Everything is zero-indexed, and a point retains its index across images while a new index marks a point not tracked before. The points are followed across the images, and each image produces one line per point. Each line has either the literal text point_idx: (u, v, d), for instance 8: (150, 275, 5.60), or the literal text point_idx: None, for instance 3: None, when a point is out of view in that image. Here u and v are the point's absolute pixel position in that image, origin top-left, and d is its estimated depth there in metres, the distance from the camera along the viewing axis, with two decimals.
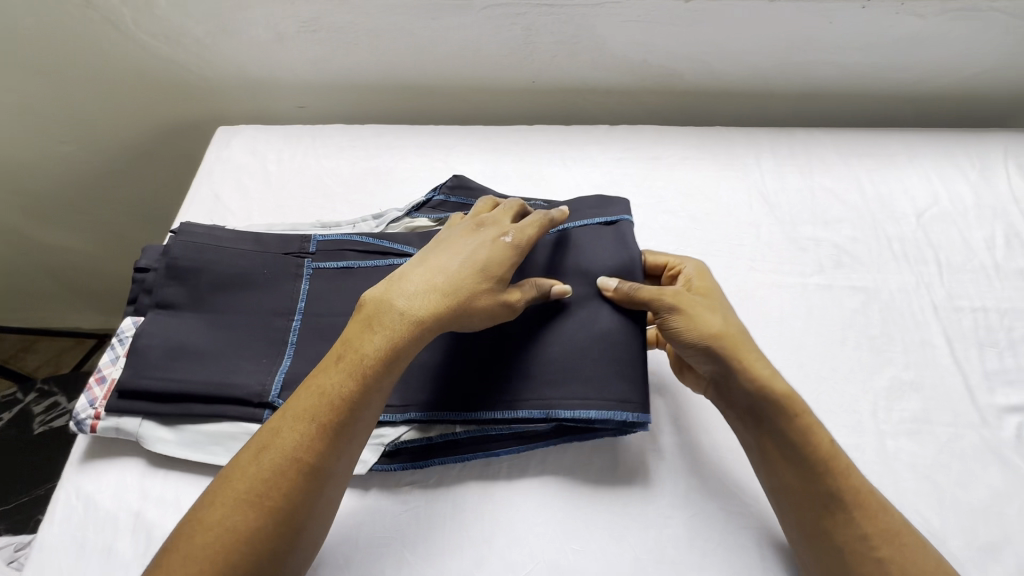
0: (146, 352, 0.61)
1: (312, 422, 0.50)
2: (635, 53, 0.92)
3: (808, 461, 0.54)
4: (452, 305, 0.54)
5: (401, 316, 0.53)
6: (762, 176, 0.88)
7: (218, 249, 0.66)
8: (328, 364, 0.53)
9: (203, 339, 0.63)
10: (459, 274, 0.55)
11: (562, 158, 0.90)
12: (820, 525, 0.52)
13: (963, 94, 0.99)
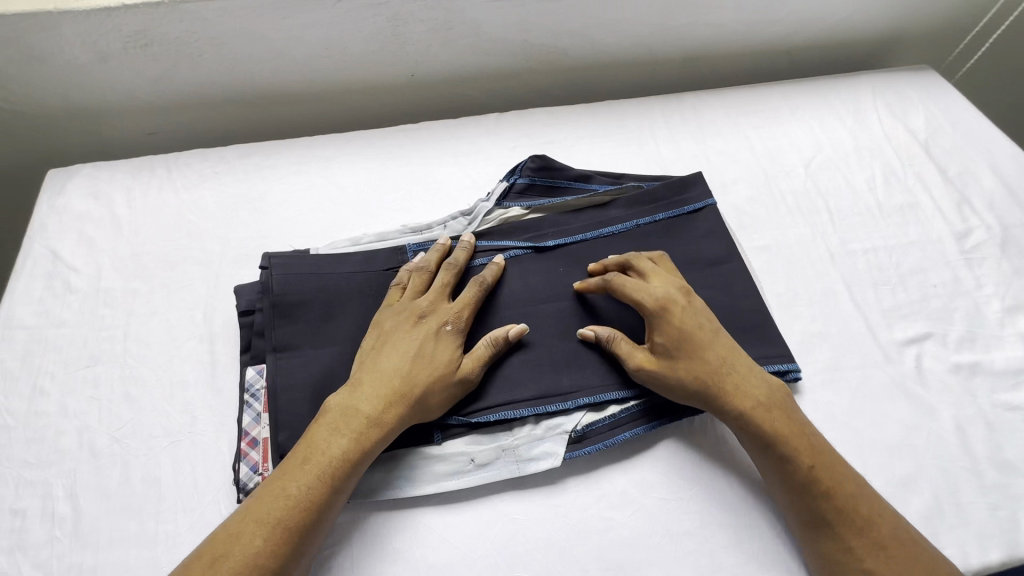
0: (291, 403, 0.59)
1: (274, 529, 0.49)
2: (513, 34, 0.87)
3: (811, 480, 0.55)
4: (408, 402, 0.56)
5: (367, 419, 0.55)
6: (658, 147, 0.87)
7: (320, 277, 0.65)
8: (291, 466, 0.53)
9: (344, 375, 0.61)
10: (406, 368, 0.57)
11: (454, 154, 0.84)
12: (820, 537, 0.54)
13: (831, 42, 1.03)
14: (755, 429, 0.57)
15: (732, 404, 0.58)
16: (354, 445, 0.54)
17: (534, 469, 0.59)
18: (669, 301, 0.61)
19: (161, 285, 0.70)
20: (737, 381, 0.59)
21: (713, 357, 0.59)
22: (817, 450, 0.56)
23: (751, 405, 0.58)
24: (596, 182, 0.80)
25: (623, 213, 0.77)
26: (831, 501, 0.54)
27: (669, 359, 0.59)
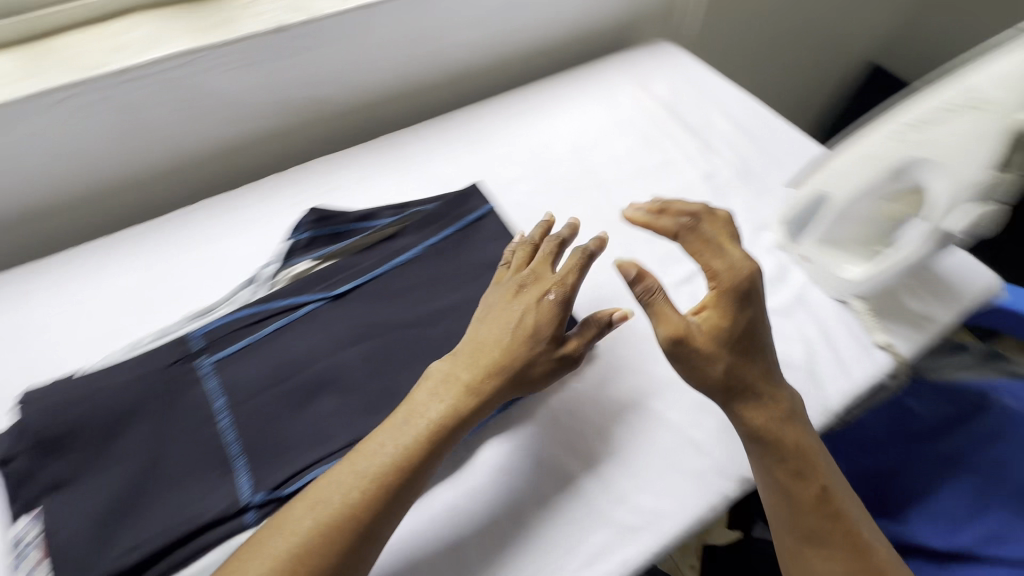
0: (76, 541, 0.55)
1: None
2: (265, 94, 0.87)
3: (820, 498, 0.60)
4: (441, 437, 0.57)
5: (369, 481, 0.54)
6: (438, 167, 0.91)
7: (88, 396, 0.61)
8: (297, 525, 0.51)
9: (138, 489, 0.58)
10: (455, 397, 0.59)
11: (234, 224, 0.82)
12: (805, 552, 0.59)
13: (575, 35, 1.14)
14: (751, 420, 0.61)
15: (758, 383, 0.61)
16: (376, 500, 0.53)
17: None
18: (750, 283, 0.61)
19: None
20: (769, 357, 0.62)
21: (765, 318, 0.63)
22: (795, 419, 0.61)
23: (773, 387, 0.62)
24: (382, 216, 0.82)
25: (411, 238, 0.80)
26: (829, 518, 0.59)
27: (727, 330, 0.60)
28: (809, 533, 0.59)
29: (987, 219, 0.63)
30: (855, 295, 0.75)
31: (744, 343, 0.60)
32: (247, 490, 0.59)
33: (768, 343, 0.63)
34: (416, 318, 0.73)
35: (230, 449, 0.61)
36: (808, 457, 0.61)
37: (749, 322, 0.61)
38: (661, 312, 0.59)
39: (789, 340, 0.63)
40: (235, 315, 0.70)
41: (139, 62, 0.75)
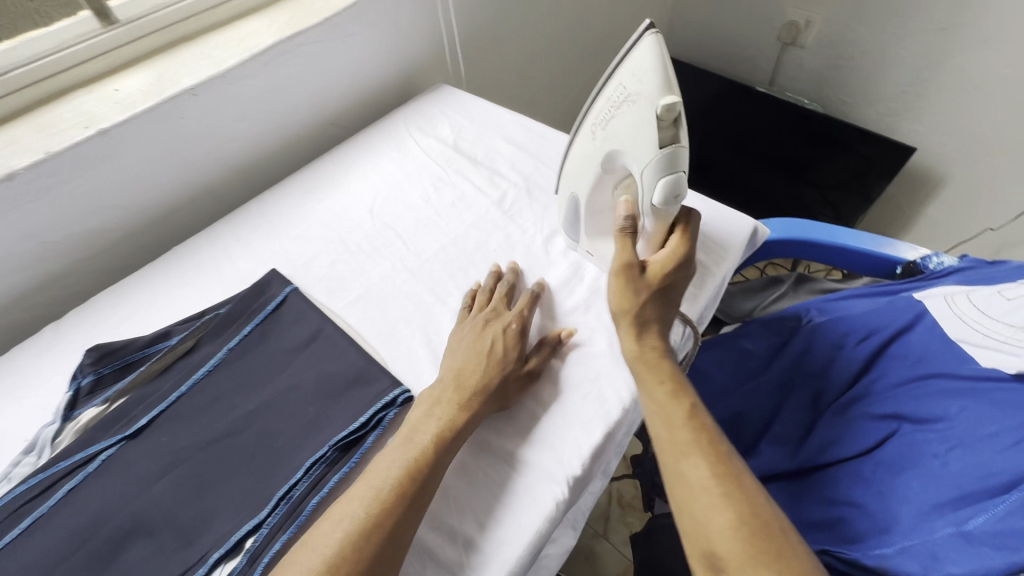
0: None
1: None
2: (16, 244, 0.81)
3: (685, 413, 0.63)
4: (421, 469, 0.60)
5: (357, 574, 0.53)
6: (234, 263, 0.90)
7: None
8: (326, 524, 0.57)
9: None
10: (441, 425, 0.64)
11: (8, 389, 0.75)
12: (677, 465, 0.60)
13: (356, 100, 1.17)
14: (643, 338, 0.70)
15: (648, 325, 0.71)
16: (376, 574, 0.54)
17: None
18: (686, 258, 0.74)
19: None
20: (675, 293, 0.74)
21: (667, 284, 0.72)
22: (660, 359, 0.69)
23: (652, 312, 0.71)
24: (176, 332, 0.79)
25: (211, 346, 0.77)
26: (692, 425, 0.61)
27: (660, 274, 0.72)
28: (677, 445, 0.60)
29: (678, 186, 0.69)
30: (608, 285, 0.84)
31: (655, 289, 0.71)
32: None
33: (666, 295, 0.72)
34: (226, 427, 0.70)
35: None
36: (671, 381, 0.66)
37: (670, 266, 0.72)
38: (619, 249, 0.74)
39: (676, 299, 0.74)
40: (14, 493, 0.63)
41: None
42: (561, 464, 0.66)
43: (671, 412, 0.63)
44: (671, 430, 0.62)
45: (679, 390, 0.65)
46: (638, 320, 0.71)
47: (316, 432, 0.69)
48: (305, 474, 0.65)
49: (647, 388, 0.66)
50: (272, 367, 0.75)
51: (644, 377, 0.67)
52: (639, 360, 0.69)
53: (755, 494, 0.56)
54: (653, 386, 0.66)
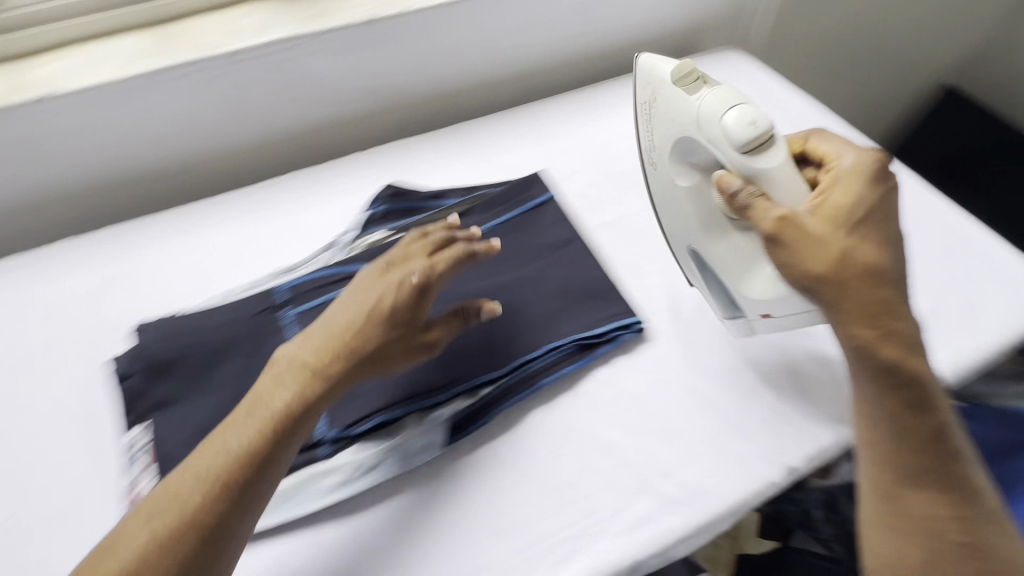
0: (175, 452, 0.63)
1: (215, 501, 0.50)
2: (352, 81, 0.94)
3: (928, 434, 0.53)
4: (364, 353, 0.58)
5: (196, 499, 0.49)
6: (506, 155, 0.96)
7: (192, 329, 0.70)
8: (282, 372, 0.56)
9: (226, 416, 0.65)
10: (325, 347, 0.57)
11: (318, 196, 0.90)
12: (893, 490, 0.54)
13: (646, 38, 1.16)
14: (841, 329, 0.53)
15: (844, 291, 0.52)
16: (224, 502, 0.50)
17: (417, 463, 0.63)
18: (878, 169, 0.57)
19: (39, 375, 0.71)
20: (862, 248, 0.53)
21: (813, 245, 0.52)
22: (909, 343, 0.53)
23: (853, 277, 0.52)
24: (451, 197, 0.88)
25: (479, 218, 0.84)
26: (932, 451, 0.53)
27: (823, 205, 0.55)
28: (896, 477, 0.54)
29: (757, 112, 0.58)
30: (767, 312, 0.65)
31: (834, 259, 0.52)
32: (325, 423, 0.63)
33: (847, 265, 0.52)
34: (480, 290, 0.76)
35: None
36: (918, 406, 0.53)
37: (875, 200, 0.55)
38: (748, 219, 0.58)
39: (877, 261, 0.52)
40: (317, 273, 0.77)
41: (252, 45, 0.83)
42: (782, 452, 0.65)
43: (911, 444, 0.53)
44: (895, 462, 0.54)
45: (921, 415, 0.53)
46: (846, 262, 0.52)
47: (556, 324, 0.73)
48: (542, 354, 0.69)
49: (884, 393, 0.53)
50: (527, 255, 0.81)
51: (870, 375, 0.53)
52: (869, 327, 0.52)
53: (989, 541, 0.52)
54: (880, 402, 0.54)
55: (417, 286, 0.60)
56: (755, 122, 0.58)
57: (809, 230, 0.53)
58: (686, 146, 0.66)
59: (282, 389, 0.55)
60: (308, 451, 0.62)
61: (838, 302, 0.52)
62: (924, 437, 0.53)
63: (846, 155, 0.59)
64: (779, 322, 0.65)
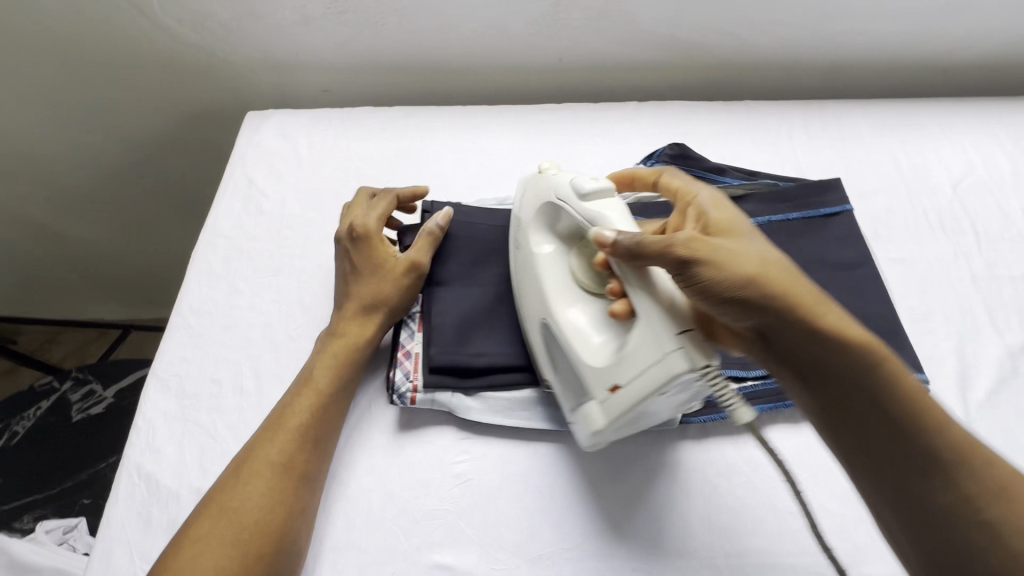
0: (443, 328, 0.65)
1: (321, 396, 0.59)
2: (663, 28, 0.90)
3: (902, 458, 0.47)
4: (389, 276, 0.65)
5: (343, 345, 0.62)
6: (795, 150, 0.87)
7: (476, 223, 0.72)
8: (356, 276, 0.66)
9: (489, 314, 0.67)
10: (359, 269, 0.66)
11: (591, 136, 0.89)
12: (896, 500, 0.47)
13: (1001, 61, 0.96)
14: (786, 345, 0.50)
15: (799, 318, 0.48)
16: (346, 368, 0.61)
17: (653, 426, 0.63)
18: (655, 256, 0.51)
19: (333, 217, 0.80)
20: (774, 267, 0.50)
21: (733, 257, 0.50)
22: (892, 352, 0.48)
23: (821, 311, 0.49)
24: (730, 175, 0.81)
25: (758, 208, 0.78)
26: (892, 464, 0.47)
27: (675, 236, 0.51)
28: (928, 537, 0.46)
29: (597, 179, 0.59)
30: (616, 384, 0.53)
31: (715, 269, 0.49)
32: None
33: (764, 276, 0.49)
34: None
35: None
36: (898, 438, 0.47)
37: (685, 247, 0.50)
38: (643, 268, 0.52)
39: (760, 269, 0.50)
40: None
41: None
42: None
43: (910, 484, 0.47)
44: (897, 508, 0.47)
45: (942, 442, 0.46)
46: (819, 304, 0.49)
47: None
48: None
49: (851, 423, 0.49)
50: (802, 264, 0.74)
51: (855, 407, 0.48)
52: (815, 344, 0.49)
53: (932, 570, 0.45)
54: (851, 435, 0.49)
55: (358, 231, 0.66)
56: (598, 179, 0.59)
57: (723, 261, 0.50)
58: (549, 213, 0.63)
59: (374, 281, 0.65)
60: None
61: (797, 321, 0.48)
62: (913, 470, 0.47)
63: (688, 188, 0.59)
64: (624, 401, 0.52)
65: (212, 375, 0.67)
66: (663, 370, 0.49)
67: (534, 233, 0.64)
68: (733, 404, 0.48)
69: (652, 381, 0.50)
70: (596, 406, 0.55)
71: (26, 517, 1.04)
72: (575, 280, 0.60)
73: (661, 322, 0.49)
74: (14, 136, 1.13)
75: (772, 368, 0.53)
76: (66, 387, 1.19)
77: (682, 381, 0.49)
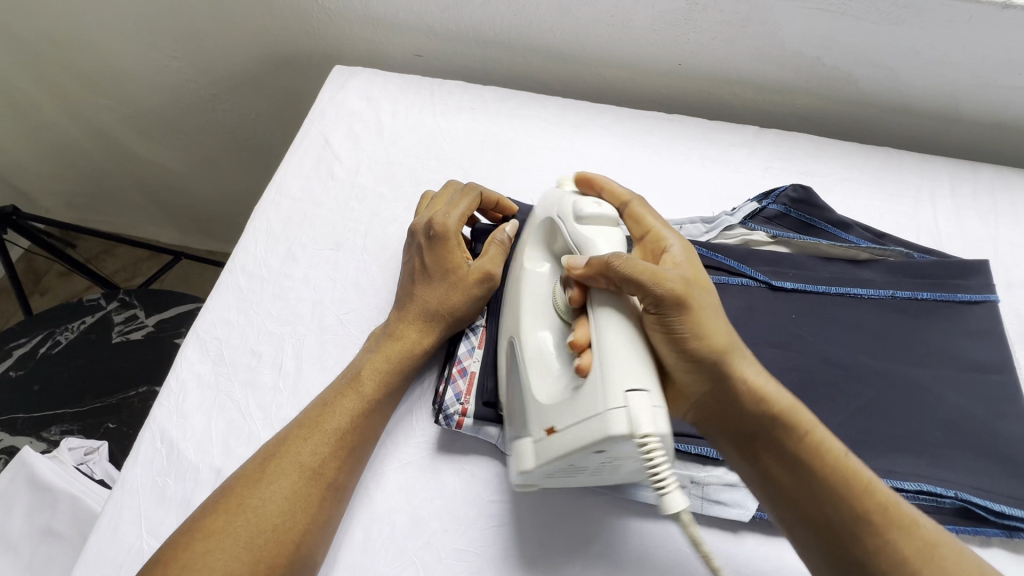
0: None
1: (366, 403, 0.53)
2: (810, 47, 0.79)
3: (837, 528, 0.45)
4: (460, 285, 0.58)
5: (401, 347, 0.57)
6: (936, 217, 0.75)
7: None
8: (422, 278, 0.59)
9: None
10: (422, 268, 0.60)
11: (700, 159, 0.79)
12: (849, 567, 0.44)
13: None
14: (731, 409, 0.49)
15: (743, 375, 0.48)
16: (393, 376, 0.55)
17: (719, 513, 0.54)
18: (633, 285, 0.48)
19: (405, 197, 0.74)
20: (722, 321, 0.50)
21: (709, 315, 0.49)
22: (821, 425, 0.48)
23: (753, 374, 0.49)
24: (855, 234, 0.70)
25: (885, 278, 0.67)
26: (838, 534, 0.45)
27: (659, 273, 0.48)
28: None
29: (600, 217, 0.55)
30: (552, 426, 0.47)
31: (679, 315, 0.48)
32: None
33: (720, 335, 0.49)
34: (856, 366, 0.61)
35: None
36: (836, 515, 0.45)
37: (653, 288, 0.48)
38: (604, 295, 0.50)
39: (726, 337, 0.49)
40: None
41: None
42: None
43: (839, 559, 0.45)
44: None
45: (885, 520, 0.44)
46: (763, 374, 0.49)
47: (935, 462, 0.56)
48: (913, 491, 0.55)
49: (789, 496, 0.47)
50: (931, 356, 0.62)
51: (798, 484, 0.46)
52: (759, 412, 0.48)
53: None
54: (789, 510, 0.47)
55: (437, 229, 0.59)
56: (601, 204, 0.56)
57: (693, 308, 0.48)
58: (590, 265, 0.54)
59: (444, 285, 0.59)
60: None
61: (738, 382, 0.48)
62: (845, 549, 0.44)
63: (646, 221, 0.56)
64: (557, 447, 0.46)
65: (252, 346, 0.63)
66: (602, 425, 0.43)
67: (530, 249, 0.60)
68: (665, 485, 0.43)
69: (588, 436, 0.44)
70: (530, 443, 0.49)
71: (54, 428, 1.05)
72: (552, 301, 0.55)
73: (615, 373, 0.44)
74: (103, 48, 1.11)
75: (715, 438, 0.52)
76: (113, 307, 1.19)
77: (616, 444, 0.43)
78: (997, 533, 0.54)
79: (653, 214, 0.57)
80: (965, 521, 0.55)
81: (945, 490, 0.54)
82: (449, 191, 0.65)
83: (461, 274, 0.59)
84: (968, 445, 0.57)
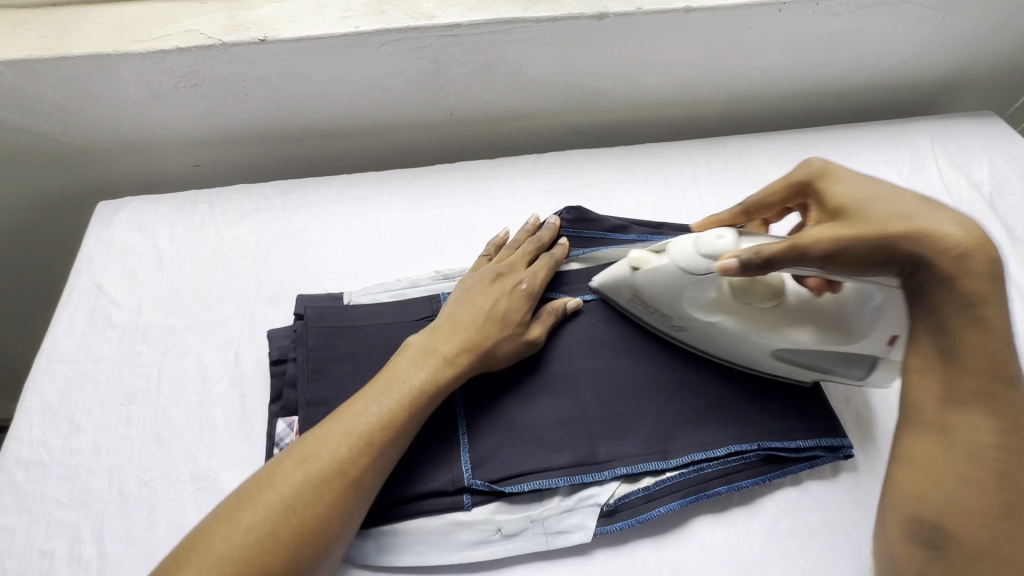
0: None
1: (318, 474, 0.49)
2: (554, 75, 0.85)
3: (963, 397, 0.46)
4: (483, 331, 0.60)
5: (420, 380, 0.55)
6: (700, 195, 0.84)
7: (353, 328, 0.64)
8: (455, 312, 0.62)
9: None
10: (466, 303, 0.62)
11: (488, 199, 0.83)
12: (956, 436, 0.45)
13: (891, 86, 0.96)
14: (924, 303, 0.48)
15: (961, 272, 0.46)
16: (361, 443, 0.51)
17: (565, 542, 0.56)
18: (840, 244, 0.50)
19: (197, 323, 0.70)
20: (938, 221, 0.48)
21: (886, 220, 0.49)
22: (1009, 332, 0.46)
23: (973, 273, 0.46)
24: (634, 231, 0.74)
25: None
26: (961, 403, 0.46)
27: (852, 225, 0.50)
28: (926, 467, 0.46)
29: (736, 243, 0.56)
30: (892, 338, 0.54)
31: (869, 249, 0.49)
32: (468, 471, 0.58)
33: (947, 246, 0.47)
34: (659, 353, 0.65)
35: (458, 432, 0.59)
36: (971, 393, 0.45)
37: (875, 234, 0.49)
38: (790, 262, 0.52)
39: (880, 233, 0.48)
40: None
41: (467, 21, 0.77)
42: None
43: (920, 411, 0.47)
44: (930, 429, 0.47)
45: (1011, 409, 0.45)
46: (982, 273, 0.46)
47: (740, 421, 0.61)
48: (724, 456, 0.59)
49: (917, 350, 0.49)
50: None
51: (950, 357, 0.46)
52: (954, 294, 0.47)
53: (963, 502, 0.44)
54: (932, 377, 0.47)
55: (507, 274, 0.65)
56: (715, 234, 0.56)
57: (876, 228, 0.49)
58: (662, 295, 0.61)
59: (487, 315, 0.61)
60: (454, 496, 0.57)
61: (956, 274, 0.46)
62: (950, 420, 0.46)
63: (809, 176, 0.58)
64: None
65: (41, 545, 0.56)
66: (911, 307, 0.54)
67: (640, 285, 0.62)
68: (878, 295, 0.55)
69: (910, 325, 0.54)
70: (889, 365, 0.57)
71: None
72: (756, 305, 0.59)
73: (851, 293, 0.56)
74: None
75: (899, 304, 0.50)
76: None
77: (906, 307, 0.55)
78: (804, 466, 0.60)
79: (810, 165, 0.59)
80: (774, 465, 0.60)
81: (750, 445, 0.59)
82: (486, 254, 0.71)
83: (462, 322, 0.60)
84: (764, 396, 0.63)
